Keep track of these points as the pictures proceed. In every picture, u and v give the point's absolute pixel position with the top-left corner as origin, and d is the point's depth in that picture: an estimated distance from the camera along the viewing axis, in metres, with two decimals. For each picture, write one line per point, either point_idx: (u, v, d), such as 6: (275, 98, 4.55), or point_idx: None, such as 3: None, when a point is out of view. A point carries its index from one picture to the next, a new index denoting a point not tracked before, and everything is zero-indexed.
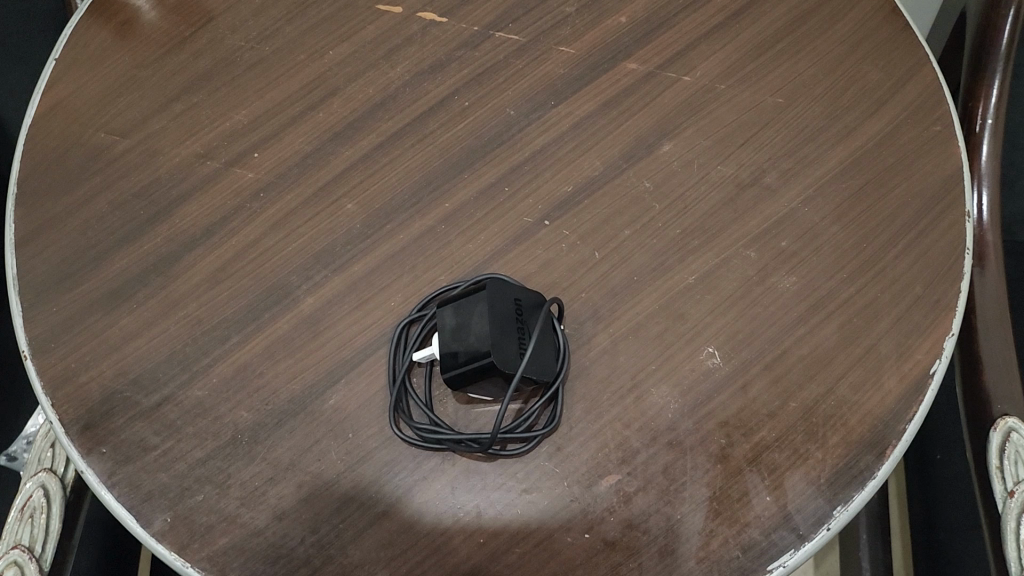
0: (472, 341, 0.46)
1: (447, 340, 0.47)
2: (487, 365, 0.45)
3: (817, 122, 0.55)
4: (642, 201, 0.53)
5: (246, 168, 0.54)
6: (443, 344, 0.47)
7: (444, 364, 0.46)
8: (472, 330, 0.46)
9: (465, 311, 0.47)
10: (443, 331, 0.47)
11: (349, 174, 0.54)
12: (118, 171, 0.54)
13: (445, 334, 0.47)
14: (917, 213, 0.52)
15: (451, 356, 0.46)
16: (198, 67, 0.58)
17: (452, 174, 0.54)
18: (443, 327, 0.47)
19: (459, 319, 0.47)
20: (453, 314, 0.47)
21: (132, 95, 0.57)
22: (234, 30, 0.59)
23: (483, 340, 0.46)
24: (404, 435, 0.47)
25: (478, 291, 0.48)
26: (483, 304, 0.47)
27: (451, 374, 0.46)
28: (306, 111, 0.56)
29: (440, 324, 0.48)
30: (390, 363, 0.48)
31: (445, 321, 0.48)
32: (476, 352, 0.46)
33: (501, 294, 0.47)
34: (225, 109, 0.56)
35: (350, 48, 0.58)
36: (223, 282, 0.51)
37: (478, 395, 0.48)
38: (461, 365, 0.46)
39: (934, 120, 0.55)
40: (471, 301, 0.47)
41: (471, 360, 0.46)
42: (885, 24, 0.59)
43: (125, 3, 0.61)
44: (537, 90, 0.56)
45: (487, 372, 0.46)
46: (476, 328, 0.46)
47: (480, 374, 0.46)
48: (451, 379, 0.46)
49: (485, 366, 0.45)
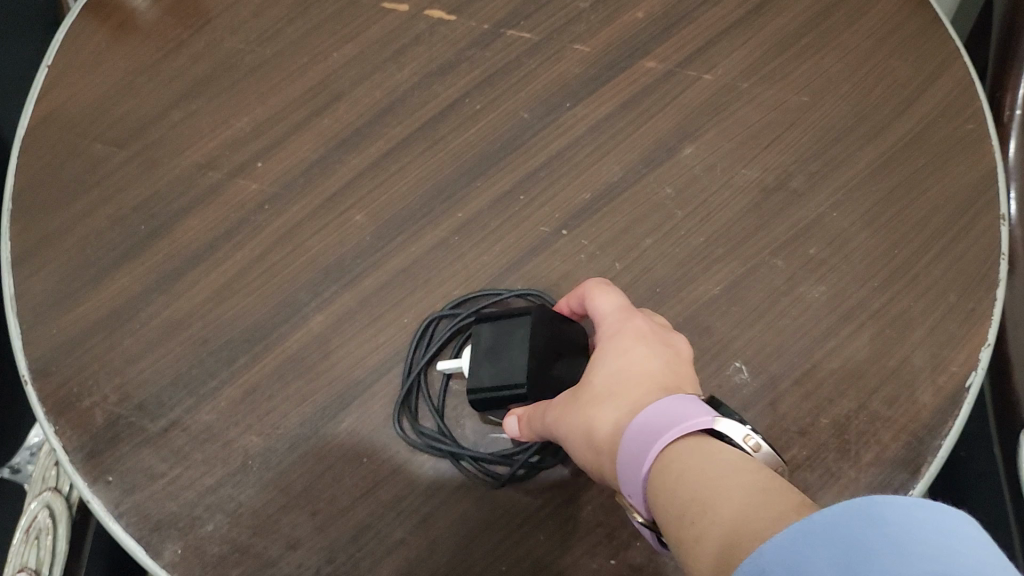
0: (503, 365, 0.43)
1: (479, 357, 0.44)
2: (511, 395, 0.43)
3: (844, 121, 0.53)
4: (664, 207, 0.51)
5: (250, 178, 0.52)
6: (472, 357, 0.44)
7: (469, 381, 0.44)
8: (504, 353, 0.43)
9: (504, 333, 0.44)
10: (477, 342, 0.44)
11: (357, 183, 0.52)
12: (118, 184, 0.52)
13: (476, 349, 0.44)
14: (950, 217, 0.50)
15: (479, 377, 0.44)
16: (198, 71, 0.55)
17: (464, 182, 0.52)
18: (478, 339, 0.44)
19: (495, 341, 0.44)
20: (490, 327, 0.44)
21: (130, 101, 0.55)
22: (234, 31, 0.57)
23: (515, 371, 0.43)
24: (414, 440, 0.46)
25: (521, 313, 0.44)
26: (522, 326, 0.43)
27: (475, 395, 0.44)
28: (312, 117, 0.54)
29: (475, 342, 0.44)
30: (410, 356, 0.47)
31: (482, 331, 0.45)
32: (503, 378, 0.43)
33: (543, 318, 0.44)
34: (227, 116, 0.54)
35: (355, 50, 0.56)
36: (229, 300, 0.49)
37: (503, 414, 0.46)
38: (487, 391, 0.43)
39: (967, 117, 0.53)
40: (511, 318, 0.44)
41: (498, 387, 0.43)
42: (914, 15, 0.56)
43: (120, 2, 0.58)
44: (551, 91, 0.54)
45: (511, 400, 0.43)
46: (509, 351, 0.43)
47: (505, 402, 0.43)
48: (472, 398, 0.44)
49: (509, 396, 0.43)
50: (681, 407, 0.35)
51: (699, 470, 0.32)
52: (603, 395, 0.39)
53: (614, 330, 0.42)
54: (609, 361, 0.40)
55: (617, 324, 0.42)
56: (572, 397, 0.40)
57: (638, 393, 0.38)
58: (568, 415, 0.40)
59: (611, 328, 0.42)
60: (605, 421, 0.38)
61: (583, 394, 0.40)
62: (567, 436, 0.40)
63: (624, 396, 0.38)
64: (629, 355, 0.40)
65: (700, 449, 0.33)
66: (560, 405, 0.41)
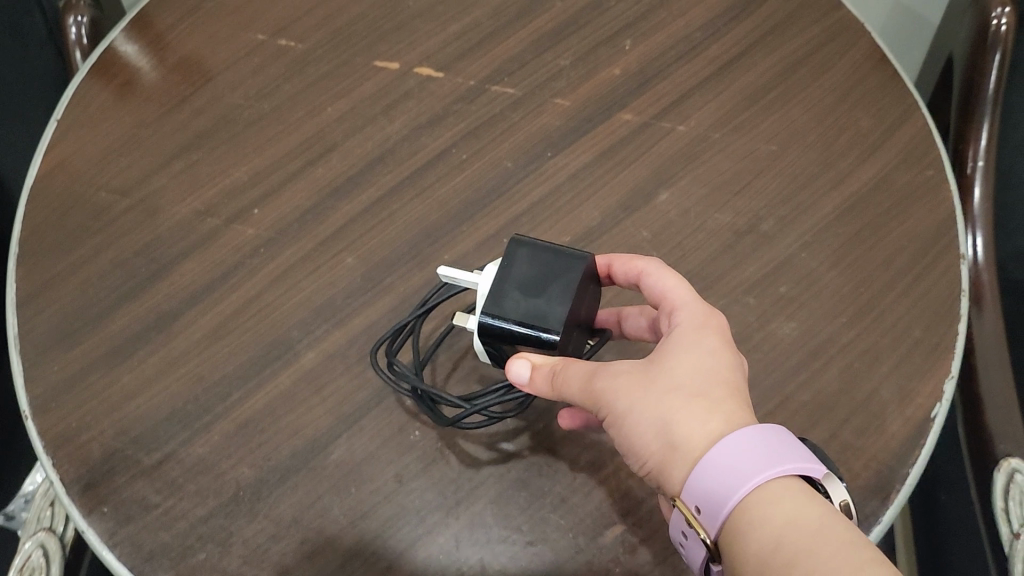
0: (542, 304, 0.42)
1: (516, 291, 0.42)
2: (540, 338, 0.41)
3: (810, 168, 0.56)
4: (640, 249, 0.53)
5: (247, 224, 0.55)
6: (502, 284, 0.43)
7: (502, 313, 0.42)
8: (545, 295, 0.42)
9: (547, 272, 0.43)
10: (511, 274, 0.43)
11: (348, 228, 0.54)
12: (120, 229, 0.55)
13: (513, 283, 0.43)
14: (912, 257, 0.53)
15: (502, 300, 0.42)
16: (199, 125, 0.59)
17: (450, 226, 0.54)
18: (513, 272, 0.43)
19: (535, 275, 0.43)
20: (529, 262, 0.43)
21: (134, 153, 0.57)
22: (235, 88, 0.60)
23: (543, 310, 0.42)
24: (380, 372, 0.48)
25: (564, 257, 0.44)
26: (568, 272, 0.43)
27: (503, 328, 0.42)
28: (306, 167, 0.57)
29: (514, 269, 0.43)
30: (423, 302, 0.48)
31: (518, 265, 0.43)
32: (538, 316, 0.41)
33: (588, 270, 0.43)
34: (226, 166, 0.57)
35: (349, 105, 0.59)
36: (225, 338, 0.51)
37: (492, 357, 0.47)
38: (506, 320, 0.42)
39: (926, 165, 0.56)
40: (553, 261, 0.43)
41: (518, 319, 0.42)
42: (874, 72, 0.60)
43: (126, 64, 0.62)
44: (533, 142, 0.57)
45: (537, 342, 0.41)
46: (551, 294, 0.42)
47: (510, 338, 0.42)
48: (492, 326, 0.42)
49: (538, 338, 0.41)
50: (790, 445, 0.36)
51: (823, 523, 0.33)
52: (693, 388, 0.38)
53: (698, 323, 0.41)
54: (699, 357, 0.39)
55: (705, 321, 0.41)
56: (649, 377, 0.38)
57: (734, 403, 0.37)
58: (649, 395, 0.38)
59: (694, 317, 0.41)
60: (691, 418, 0.37)
61: (667, 379, 0.38)
62: (635, 415, 0.38)
63: (713, 401, 0.37)
64: (716, 357, 0.39)
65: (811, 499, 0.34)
66: (634, 383, 0.38)
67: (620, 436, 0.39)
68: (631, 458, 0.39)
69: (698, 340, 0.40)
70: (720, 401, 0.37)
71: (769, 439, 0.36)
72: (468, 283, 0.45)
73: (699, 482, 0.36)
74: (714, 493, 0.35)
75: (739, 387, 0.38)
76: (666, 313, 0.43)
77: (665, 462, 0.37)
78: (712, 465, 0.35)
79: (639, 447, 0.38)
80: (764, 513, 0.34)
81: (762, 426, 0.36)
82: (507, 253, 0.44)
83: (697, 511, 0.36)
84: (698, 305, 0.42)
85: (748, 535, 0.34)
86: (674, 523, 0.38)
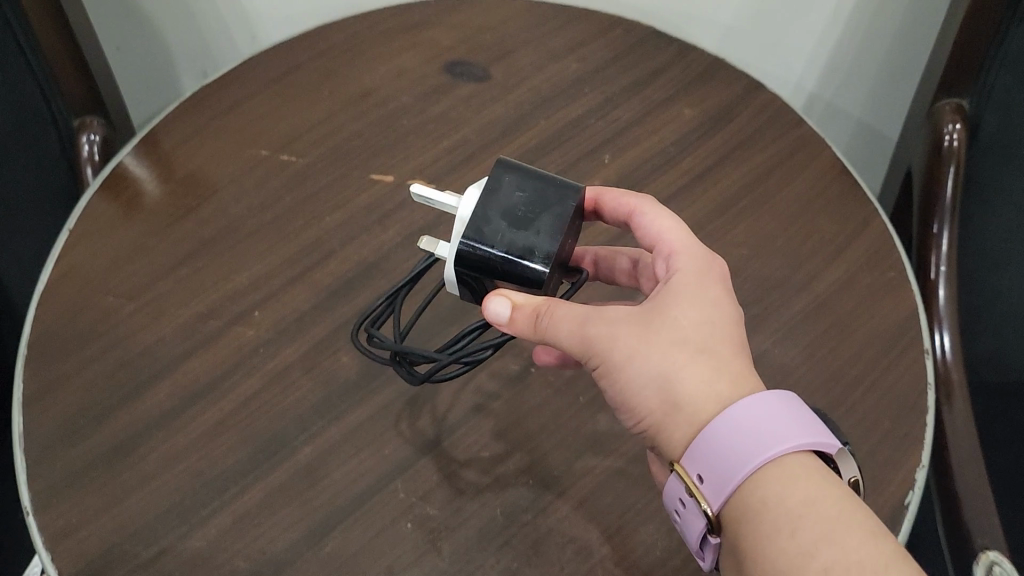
0: (530, 235, 0.44)
1: (502, 218, 0.44)
2: (524, 268, 0.44)
3: (779, 270, 0.60)
4: None
5: (247, 326, 0.57)
6: (488, 211, 0.44)
7: (488, 238, 0.44)
8: (532, 226, 0.44)
9: (533, 207, 0.45)
10: (498, 200, 0.45)
11: (345, 329, 0.57)
12: (125, 331, 0.57)
13: (501, 209, 0.44)
14: (879, 352, 0.56)
15: (487, 225, 0.44)
16: (204, 234, 0.62)
17: (441, 328, 0.58)
18: (499, 199, 0.45)
19: (521, 207, 0.45)
20: (515, 192, 0.45)
21: (141, 261, 0.60)
22: (239, 199, 0.64)
23: (528, 244, 0.44)
24: (357, 341, 0.50)
25: (549, 191, 0.46)
26: (557, 207, 0.45)
27: (486, 254, 0.44)
28: (305, 272, 0.60)
29: (500, 197, 0.45)
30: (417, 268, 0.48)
31: (505, 192, 0.45)
32: (525, 249, 0.44)
33: (574, 207, 0.45)
34: (229, 272, 0.60)
35: (346, 214, 0.63)
36: (224, 434, 0.53)
37: (467, 294, 0.48)
38: (491, 249, 0.44)
39: (888, 266, 0.60)
40: (539, 196, 0.45)
41: (504, 251, 0.44)
42: (836, 182, 0.64)
43: (134, 178, 0.65)
44: None
45: (520, 271, 0.44)
46: (539, 225, 0.44)
47: (493, 268, 0.44)
48: (477, 252, 0.44)
49: (522, 269, 0.44)
50: (793, 413, 0.40)
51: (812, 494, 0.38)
52: (693, 346, 0.42)
53: (697, 270, 0.45)
54: (700, 310, 0.43)
55: (703, 269, 0.45)
56: (650, 332, 0.42)
57: (731, 363, 0.42)
58: (652, 350, 0.42)
59: (689, 263, 0.45)
60: (696, 376, 0.41)
61: (671, 333, 0.42)
62: (634, 366, 0.42)
63: (719, 358, 0.42)
64: (715, 307, 0.43)
65: (820, 470, 0.39)
66: (632, 335, 0.42)
67: (612, 380, 0.43)
68: (622, 401, 0.44)
69: (697, 291, 0.44)
70: (718, 360, 0.42)
71: (781, 411, 0.40)
72: (444, 205, 0.46)
73: (714, 456, 0.40)
74: (735, 465, 0.39)
75: (734, 337, 0.43)
76: (662, 253, 0.47)
77: (666, 417, 0.42)
78: (721, 442, 0.40)
79: (634, 395, 0.42)
80: (771, 489, 0.39)
81: (764, 396, 0.40)
82: (493, 178, 0.45)
83: (700, 480, 0.40)
84: (695, 250, 0.46)
85: (756, 511, 0.39)
86: (672, 489, 0.42)
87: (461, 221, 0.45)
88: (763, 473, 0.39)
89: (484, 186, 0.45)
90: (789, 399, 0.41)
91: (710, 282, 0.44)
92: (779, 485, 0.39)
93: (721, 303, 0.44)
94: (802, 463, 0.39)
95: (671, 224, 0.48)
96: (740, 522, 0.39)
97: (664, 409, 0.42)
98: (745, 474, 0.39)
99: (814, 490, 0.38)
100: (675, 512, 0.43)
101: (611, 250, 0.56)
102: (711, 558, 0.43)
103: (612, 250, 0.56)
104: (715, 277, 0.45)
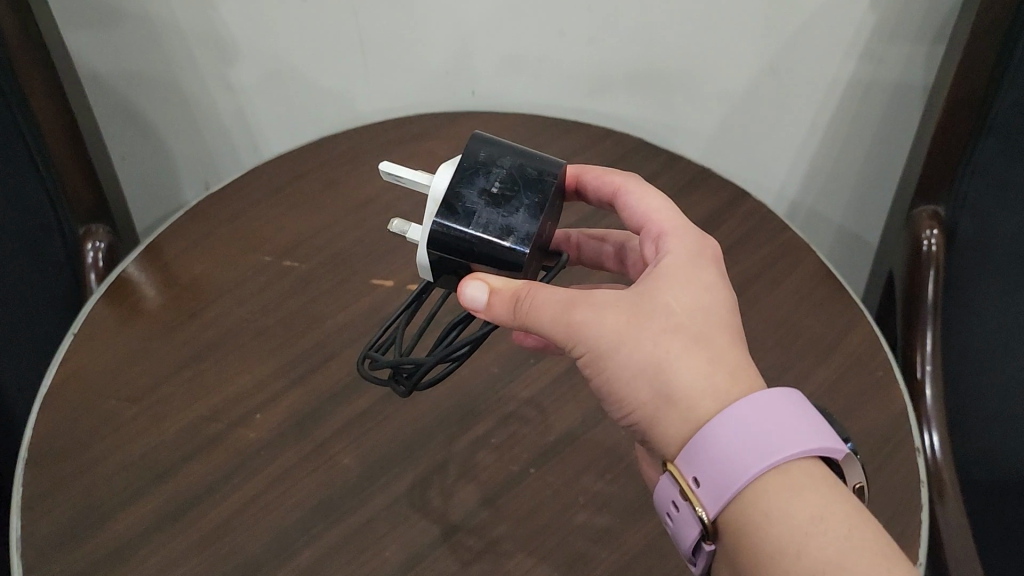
0: (507, 216, 0.45)
1: (480, 197, 0.46)
2: (502, 248, 0.45)
3: (770, 369, 0.61)
4: (620, 447, 0.57)
5: (249, 428, 0.58)
6: (463, 191, 0.46)
7: (464, 218, 0.45)
8: (509, 206, 0.46)
9: (510, 189, 0.46)
10: (474, 180, 0.46)
11: (346, 430, 0.58)
12: (128, 434, 0.57)
13: (477, 188, 0.46)
14: (871, 450, 0.57)
15: (463, 205, 0.45)
16: (207, 337, 0.63)
17: (441, 427, 0.58)
18: (475, 180, 0.46)
19: (497, 188, 0.46)
20: (491, 173, 0.47)
21: (145, 364, 0.61)
22: (242, 303, 0.65)
23: (505, 225, 0.45)
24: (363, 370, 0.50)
25: (525, 173, 0.47)
26: (534, 186, 0.47)
27: (462, 234, 0.45)
28: (308, 373, 0.61)
29: (476, 179, 0.46)
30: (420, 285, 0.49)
31: (481, 173, 0.46)
32: (502, 228, 0.45)
33: (551, 187, 0.47)
34: (232, 374, 0.61)
35: (348, 316, 0.64)
36: (224, 537, 0.52)
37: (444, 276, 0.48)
38: (468, 228, 0.45)
39: (876, 365, 0.61)
40: (515, 179, 0.47)
41: (479, 230, 0.45)
42: (821, 284, 0.67)
43: (137, 284, 0.67)
44: (517, 351, 0.63)
45: (497, 252, 0.45)
46: (516, 205, 0.46)
47: (469, 250, 0.45)
48: (454, 232, 0.45)
49: (500, 249, 0.45)
50: (790, 417, 0.41)
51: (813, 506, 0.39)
52: (685, 331, 0.42)
53: (687, 249, 0.46)
54: (692, 293, 0.44)
55: (694, 252, 0.46)
56: (640, 317, 0.43)
57: (725, 352, 0.43)
58: (642, 336, 0.42)
59: (679, 242, 0.47)
60: (692, 367, 0.42)
61: (662, 318, 0.43)
62: (624, 353, 0.43)
63: (715, 349, 0.43)
64: (708, 293, 0.44)
65: (821, 475, 0.40)
66: (622, 320, 0.43)
67: (597, 368, 0.44)
68: (608, 387, 0.44)
69: (689, 274, 0.45)
70: (711, 348, 0.42)
71: (781, 414, 0.41)
72: (418, 186, 0.47)
73: (714, 461, 0.40)
74: (739, 471, 0.40)
75: (726, 321, 0.44)
76: (651, 230, 0.49)
77: (660, 410, 0.42)
78: (720, 449, 0.40)
79: (623, 381, 0.43)
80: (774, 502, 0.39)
81: (762, 396, 0.41)
82: (468, 157, 0.47)
83: (696, 484, 0.41)
84: (684, 232, 0.48)
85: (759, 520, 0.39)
86: (666, 491, 0.43)
87: (435, 199, 0.46)
88: (767, 476, 0.40)
89: (459, 166, 0.47)
90: (785, 394, 0.42)
91: (701, 261, 0.46)
92: (781, 496, 0.39)
93: (712, 283, 0.45)
94: (803, 468, 0.40)
95: (658, 206, 0.50)
96: (741, 530, 0.40)
97: (659, 400, 0.42)
98: (749, 479, 0.39)
99: (818, 501, 0.39)
100: (667, 507, 0.43)
101: (599, 234, 0.60)
102: (701, 565, 0.44)
103: (598, 235, 0.60)
104: (705, 256, 0.46)
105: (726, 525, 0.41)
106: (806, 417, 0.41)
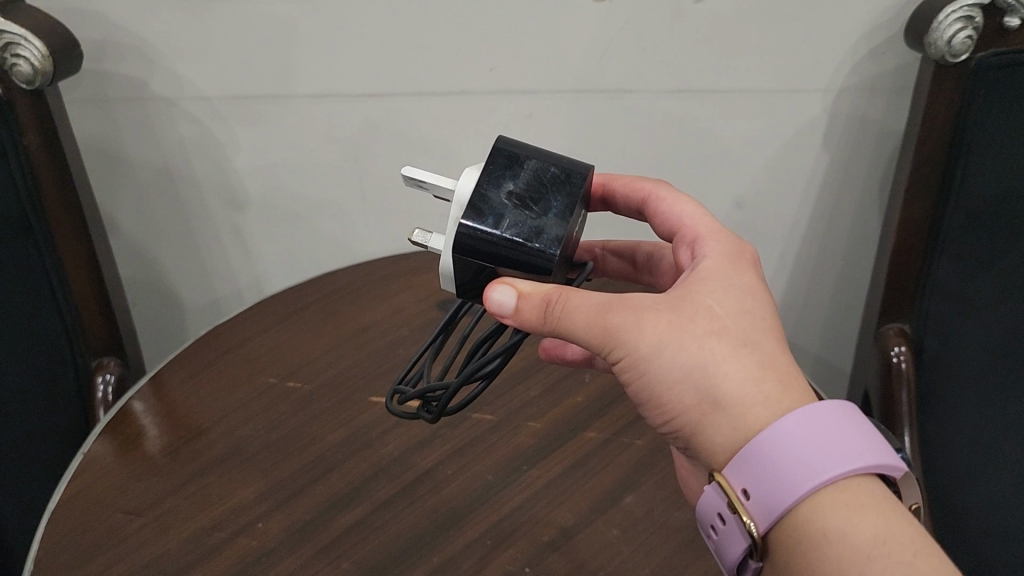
0: (536, 220, 0.46)
1: (508, 198, 0.47)
2: (532, 250, 0.46)
3: None
4: (613, 545, 0.58)
5: (251, 537, 0.59)
6: (491, 194, 0.47)
7: (494, 221, 0.46)
8: (538, 210, 0.47)
9: (536, 192, 0.47)
10: (501, 184, 0.47)
11: (346, 536, 0.59)
12: (128, 547, 0.58)
13: (505, 191, 0.47)
14: None
15: (492, 207, 0.46)
16: (210, 455, 0.65)
17: (439, 530, 0.60)
18: (503, 183, 0.47)
19: (524, 191, 0.47)
20: (517, 177, 0.48)
21: (150, 479, 0.63)
22: (247, 421, 0.68)
23: (534, 228, 0.46)
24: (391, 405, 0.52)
25: (550, 177, 0.48)
26: (560, 190, 0.48)
27: (491, 236, 0.46)
28: (309, 485, 0.63)
29: (503, 182, 0.47)
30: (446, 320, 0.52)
31: (507, 176, 0.47)
32: (532, 231, 0.46)
33: (578, 192, 0.48)
34: (234, 488, 0.63)
35: (348, 431, 0.68)
36: None
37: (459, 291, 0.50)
38: (498, 231, 0.46)
39: None
40: (541, 184, 0.48)
41: (509, 233, 0.46)
42: None
43: (137, 416, 0.69)
44: (510, 459, 0.66)
45: (526, 255, 0.46)
46: (544, 208, 0.47)
47: (498, 254, 0.46)
48: (483, 234, 0.46)
49: (530, 254, 0.46)
50: (841, 435, 0.42)
51: (871, 527, 0.40)
52: (727, 333, 0.44)
53: (724, 253, 0.50)
54: (731, 296, 0.46)
55: (732, 256, 0.49)
56: (682, 321, 0.45)
57: (768, 351, 0.45)
58: (686, 340, 0.44)
59: (718, 243, 0.50)
60: (736, 371, 0.44)
61: (705, 323, 0.45)
62: (666, 354, 0.44)
63: (760, 352, 0.44)
64: (745, 295, 0.47)
65: (880, 500, 0.41)
66: (662, 324, 0.45)
67: (637, 373, 0.45)
68: (649, 388, 0.46)
69: (730, 274, 0.48)
70: (754, 346, 0.45)
71: (833, 431, 0.42)
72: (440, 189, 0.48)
73: (770, 473, 0.41)
74: (790, 487, 0.41)
75: (767, 320, 0.46)
76: (692, 235, 0.53)
77: (705, 415, 0.44)
78: (773, 464, 0.41)
79: (667, 381, 0.45)
80: (829, 520, 0.40)
81: (813, 409, 0.42)
82: (495, 162, 0.48)
83: (746, 497, 0.43)
84: (723, 239, 0.51)
85: (815, 537, 0.40)
86: (715, 504, 0.45)
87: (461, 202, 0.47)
88: (825, 493, 0.41)
89: (486, 169, 0.48)
90: (841, 412, 0.43)
91: (741, 262, 0.49)
92: (838, 514, 0.40)
93: (750, 279, 0.48)
94: (862, 486, 0.41)
95: (692, 211, 0.54)
96: (798, 548, 0.41)
97: (712, 404, 0.44)
98: (806, 492, 0.40)
99: (880, 522, 0.40)
100: (716, 520, 0.45)
101: (628, 249, 0.67)
102: None
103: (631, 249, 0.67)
104: (744, 253, 0.50)
105: (780, 542, 0.42)
106: (862, 435, 0.42)
